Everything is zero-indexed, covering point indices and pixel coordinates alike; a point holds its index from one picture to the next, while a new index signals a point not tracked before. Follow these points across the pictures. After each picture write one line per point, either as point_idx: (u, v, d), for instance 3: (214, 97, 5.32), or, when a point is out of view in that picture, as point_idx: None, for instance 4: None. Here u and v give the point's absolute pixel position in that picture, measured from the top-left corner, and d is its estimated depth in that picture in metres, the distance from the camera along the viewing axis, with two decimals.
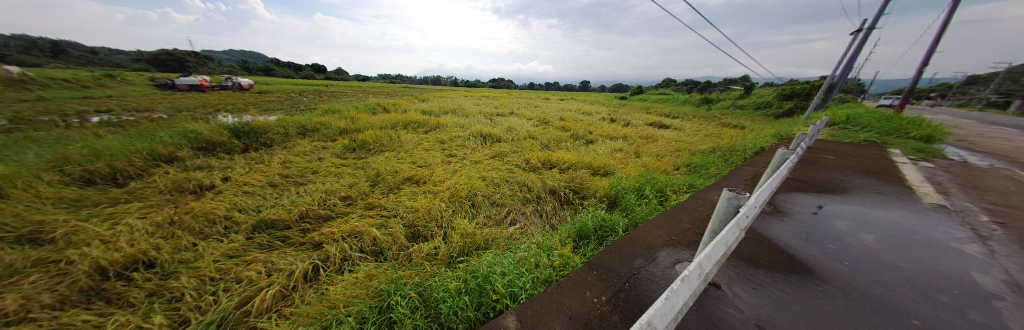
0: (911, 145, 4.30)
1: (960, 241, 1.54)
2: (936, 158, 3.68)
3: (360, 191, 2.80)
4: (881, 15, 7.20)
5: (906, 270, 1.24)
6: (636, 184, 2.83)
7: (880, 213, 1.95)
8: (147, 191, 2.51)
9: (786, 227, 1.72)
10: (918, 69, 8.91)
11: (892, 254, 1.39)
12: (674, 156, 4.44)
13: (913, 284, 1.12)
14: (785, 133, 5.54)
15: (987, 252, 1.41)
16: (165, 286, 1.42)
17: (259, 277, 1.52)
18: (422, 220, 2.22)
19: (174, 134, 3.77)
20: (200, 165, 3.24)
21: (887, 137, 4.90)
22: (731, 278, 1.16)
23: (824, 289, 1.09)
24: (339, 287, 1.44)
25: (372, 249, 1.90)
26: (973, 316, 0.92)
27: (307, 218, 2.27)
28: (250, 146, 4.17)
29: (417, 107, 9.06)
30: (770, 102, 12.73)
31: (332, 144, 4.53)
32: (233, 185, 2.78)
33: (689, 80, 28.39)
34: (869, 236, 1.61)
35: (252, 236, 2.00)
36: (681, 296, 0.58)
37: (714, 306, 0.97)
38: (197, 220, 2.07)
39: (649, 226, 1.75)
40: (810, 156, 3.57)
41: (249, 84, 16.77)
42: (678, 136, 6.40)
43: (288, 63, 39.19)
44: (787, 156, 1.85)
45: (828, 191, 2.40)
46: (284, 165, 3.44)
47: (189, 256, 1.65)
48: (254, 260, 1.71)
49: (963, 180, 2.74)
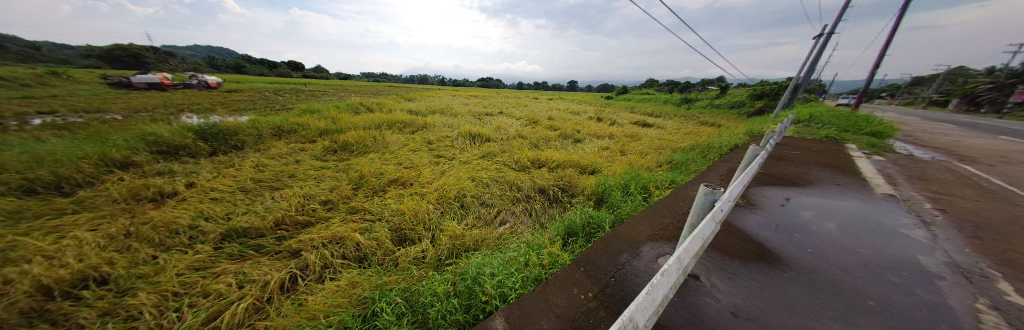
0: (866, 140, 4.72)
1: (908, 227, 1.70)
2: (887, 152, 4.06)
3: (342, 194, 2.69)
4: (840, 21, 7.78)
5: (862, 254, 1.36)
6: (621, 182, 2.90)
7: (840, 203, 2.12)
8: (98, 199, 2.28)
9: (758, 219, 1.82)
10: (872, 71, 9.73)
11: (851, 240, 1.52)
12: (657, 153, 4.62)
13: (869, 268, 1.23)
14: (756, 131, 5.89)
15: (930, 237, 1.57)
16: (121, 304, 1.29)
17: (229, 290, 1.42)
18: (409, 223, 2.17)
19: (130, 137, 3.45)
20: (161, 171, 2.99)
21: (846, 133, 5.33)
22: (709, 269, 1.22)
23: (792, 275, 1.17)
24: (319, 297, 1.38)
25: (355, 255, 1.82)
26: (920, 295, 1.02)
27: (284, 225, 2.15)
28: (218, 149, 3.89)
29: (402, 106, 8.87)
30: (743, 102, 13.54)
31: (311, 146, 4.32)
32: (198, 191, 2.58)
33: (670, 81, 29.70)
34: (831, 225, 1.74)
35: (221, 246, 1.86)
36: (662, 291, 0.61)
37: (693, 297, 1.01)
38: (157, 230, 1.90)
39: (634, 221, 1.81)
40: (778, 152, 3.83)
41: (216, 82, 15.62)
42: (661, 134, 6.65)
43: (262, 61, 37.11)
44: (758, 153, 1.95)
45: (795, 184, 2.58)
46: (257, 169, 3.24)
47: (149, 270, 1.52)
48: (224, 272, 1.60)
49: (909, 172, 3.03)
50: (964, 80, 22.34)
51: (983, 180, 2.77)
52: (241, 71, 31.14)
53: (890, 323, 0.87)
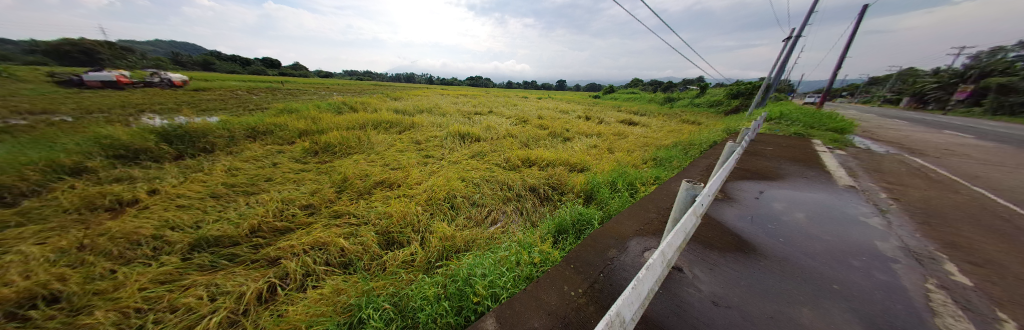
0: (830, 136, 5.08)
1: (867, 215, 1.85)
2: (848, 147, 4.39)
3: (324, 198, 2.58)
4: (806, 24, 8.31)
5: (828, 241, 1.47)
6: (609, 179, 2.97)
7: (808, 195, 2.28)
8: (45, 209, 2.07)
9: (735, 211, 1.92)
10: (834, 72, 10.48)
11: (818, 228, 1.64)
12: (642, 150, 4.76)
13: (834, 254, 1.33)
14: (733, 128, 6.20)
15: (885, 223, 1.72)
16: (74, 324, 1.17)
17: (200, 304, 1.32)
18: (397, 226, 2.12)
19: (81, 140, 3.14)
20: (119, 177, 2.75)
21: (812, 130, 5.72)
22: (691, 261, 1.27)
23: (766, 264, 1.25)
24: (300, 306, 1.31)
25: (340, 261, 1.76)
26: (877, 277, 1.12)
27: (261, 232, 2.04)
28: (185, 152, 3.61)
29: (388, 105, 8.61)
30: (722, 101, 14.22)
31: (290, 147, 4.12)
32: (163, 198, 2.39)
33: (654, 81, 30.65)
34: (800, 215, 1.87)
35: (190, 257, 1.74)
36: (647, 284, 0.62)
37: (676, 288, 1.05)
38: (116, 242, 1.74)
39: (621, 217, 1.86)
40: (753, 148, 4.05)
41: (182, 80, 14.49)
42: (646, 132, 6.86)
43: (234, 58, 34.90)
44: (735, 148, 2.05)
45: (767, 178, 2.74)
46: (230, 173, 3.04)
47: (107, 285, 1.38)
48: (194, 284, 1.50)
49: (867, 165, 3.30)
50: (913, 80, 24.50)
51: (930, 171, 3.06)
52: (210, 68, 29.08)
53: (853, 305, 0.94)
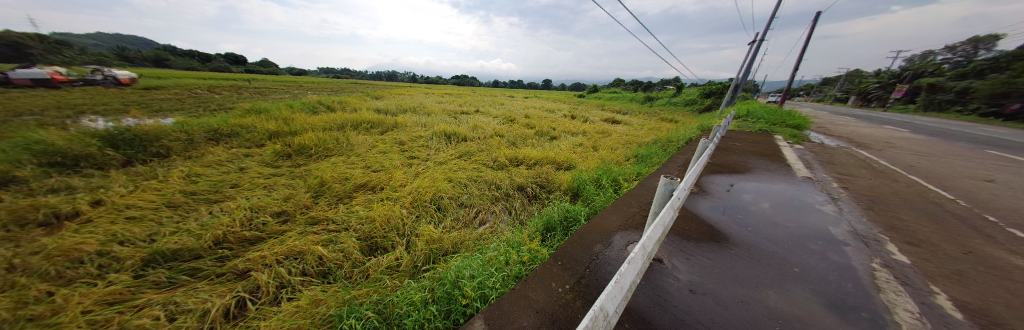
0: (790, 131, 5.53)
1: (822, 203, 2.04)
2: (805, 142, 4.81)
3: (298, 204, 2.43)
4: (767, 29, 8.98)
5: (790, 228, 1.61)
6: (594, 176, 3.05)
7: (773, 186, 2.47)
8: None
9: (709, 203, 2.04)
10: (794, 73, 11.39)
11: (781, 217, 1.78)
12: (625, 148, 4.93)
13: (795, 239, 1.45)
14: (707, 125, 6.57)
15: (838, 210, 1.90)
16: None
17: (156, 324, 1.20)
18: (381, 231, 2.04)
19: (4, 146, 2.74)
20: (53, 186, 2.43)
21: (776, 126, 6.18)
22: (670, 252, 1.33)
23: (737, 252, 1.33)
24: (275, 320, 1.23)
25: (318, 270, 1.67)
26: (831, 259, 1.24)
27: (228, 243, 1.89)
28: (135, 157, 3.26)
29: (369, 104, 8.28)
30: (696, 100, 15.04)
31: (259, 150, 3.83)
32: (109, 210, 2.14)
33: (635, 81, 31.79)
34: (765, 204, 2.03)
35: (145, 273, 1.58)
36: (629, 277, 0.64)
37: (657, 279, 1.10)
38: (52, 260, 1.53)
39: (605, 212, 1.91)
40: (724, 144, 4.34)
41: (130, 79, 13.05)
42: (628, 130, 7.10)
43: (193, 54, 31.98)
44: (708, 144, 2.18)
45: (737, 171, 2.94)
46: (189, 180, 2.79)
47: (44, 309, 1.21)
48: (149, 304, 1.36)
49: (821, 157, 3.63)
50: (860, 80, 27.14)
51: (874, 162, 3.42)
52: (164, 65, 26.45)
53: (811, 285, 1.03)
